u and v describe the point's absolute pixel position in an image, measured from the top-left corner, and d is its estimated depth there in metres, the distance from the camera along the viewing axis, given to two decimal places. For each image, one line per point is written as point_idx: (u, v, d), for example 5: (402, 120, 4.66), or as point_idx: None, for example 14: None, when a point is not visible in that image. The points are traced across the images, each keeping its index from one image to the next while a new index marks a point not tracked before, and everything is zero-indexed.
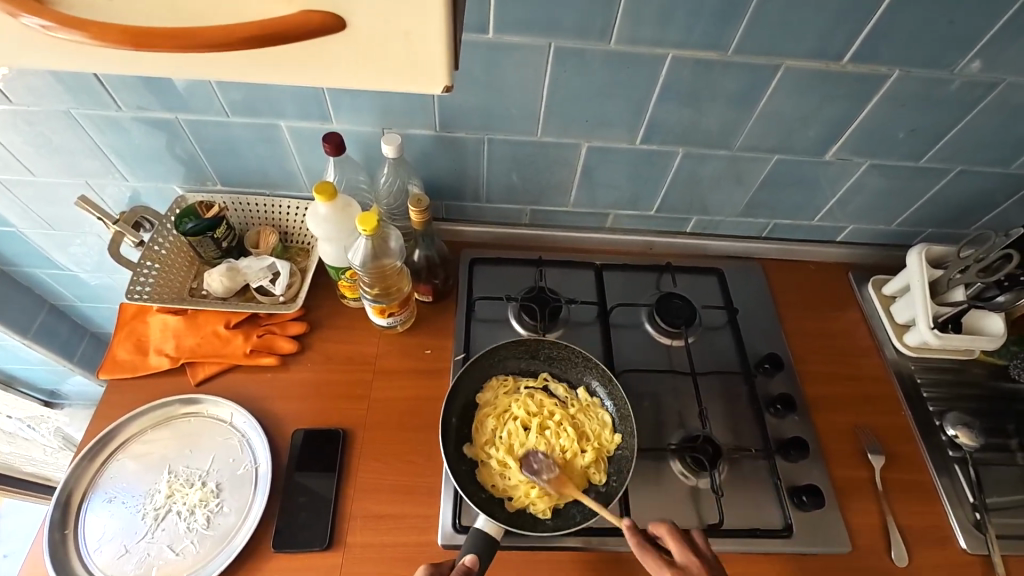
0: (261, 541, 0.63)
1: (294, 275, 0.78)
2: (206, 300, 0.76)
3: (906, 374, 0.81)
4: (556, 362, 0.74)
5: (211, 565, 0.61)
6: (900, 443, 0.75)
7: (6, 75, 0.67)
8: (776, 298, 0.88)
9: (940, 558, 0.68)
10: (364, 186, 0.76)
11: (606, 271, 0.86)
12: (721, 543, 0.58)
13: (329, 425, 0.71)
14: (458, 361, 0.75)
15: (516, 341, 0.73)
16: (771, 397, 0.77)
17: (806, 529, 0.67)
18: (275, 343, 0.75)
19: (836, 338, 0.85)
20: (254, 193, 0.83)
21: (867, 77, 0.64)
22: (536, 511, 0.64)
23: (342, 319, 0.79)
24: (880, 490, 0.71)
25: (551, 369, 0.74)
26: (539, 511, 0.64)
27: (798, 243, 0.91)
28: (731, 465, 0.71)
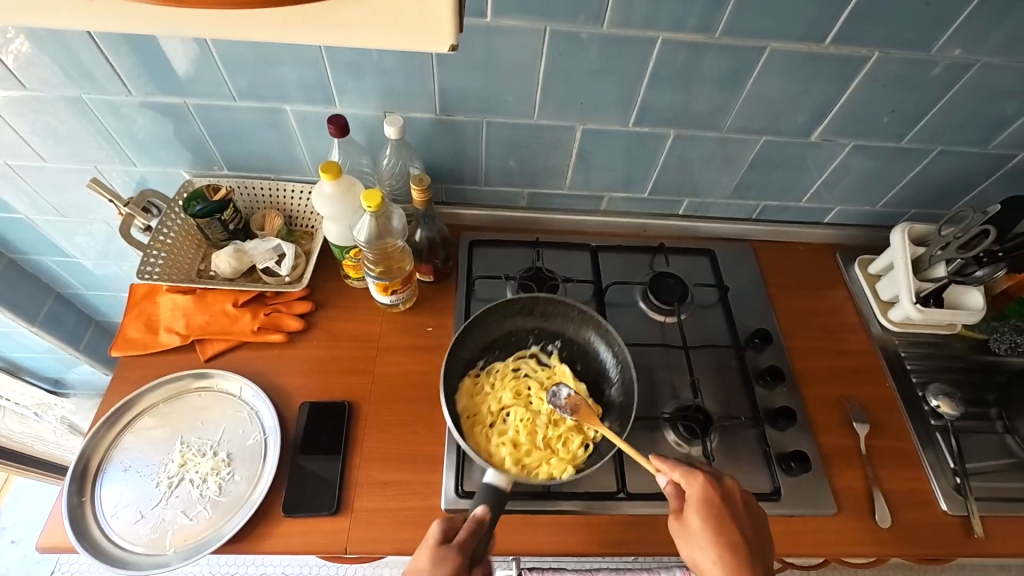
0: (271, 506, 0.65)
1: (299, 257, 0.81)
2: (214, 281, 0.78)
3: (890, 349, 0.84)
4: (549, 318, 0.76)
5: (224, 529, 0.64)
6: (884, 412, 0.79)
7: (19, 61, 0.69)
8: (766, 277, 0.91)
9: (921, 519, 0.71)
10: (367, 169, 0.79)
11: (602, 253, 0.89)
12: (741, 520, 0.59)
13: (335, 398, 0.73)
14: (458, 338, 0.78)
15: (512, 301, 0.75)
16: (761, 369, 0.80)
17: (794, 492, 0.70)
18: (282, 321, 0.78)
19: (818, 310, 0.88)
20: (260, 178, 0.85)
21: (849, 59, 0.67)
22: (555, 473, 0.66)
23: (346, 299, 0.81)
24: (864, 456, 0.74)
25: (545, 326, 0.77)
26: (558, 472, 0.66)
27: (787, 225, 0.94)
28: (722, 434, 0.74)
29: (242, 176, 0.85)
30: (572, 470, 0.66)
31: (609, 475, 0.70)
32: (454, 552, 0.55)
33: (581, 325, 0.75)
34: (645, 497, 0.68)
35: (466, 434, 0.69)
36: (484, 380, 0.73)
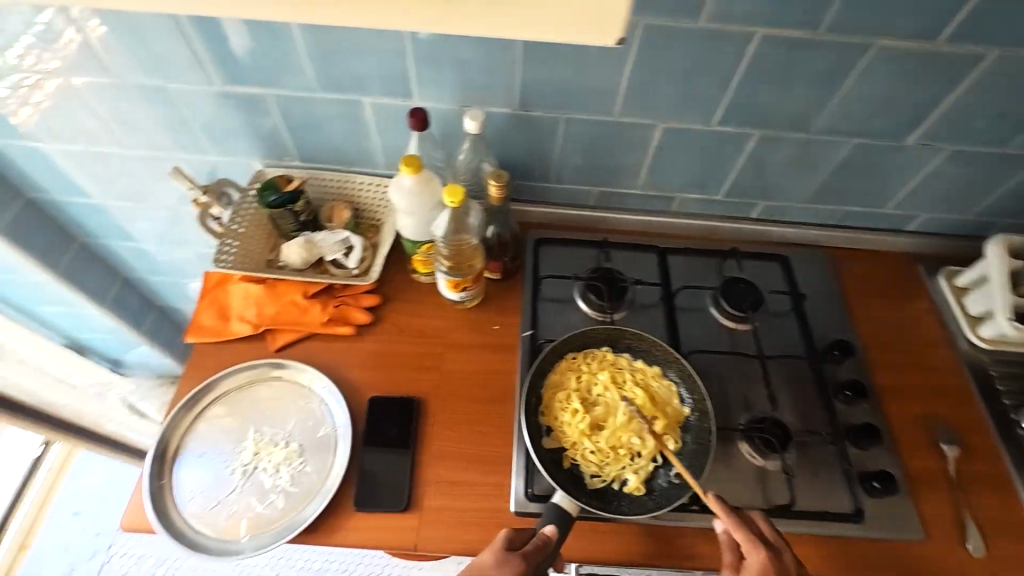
0: (341, 499, 0.65)
1: (367, 250, 0.81)
2: (285, 271, 0.79)
3: (980, 367, 0.80)
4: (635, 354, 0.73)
5: (296, 520, 0.64)
6: (975, 435, 0.74)
7: (113, 48, 0.71)
8: (843, 285, 0.87)
9: (1017, 550, 0.67)
10: (440, 163, 0.78)
11: (670, 255, 0.86)
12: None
13: (403, 393, 0.73)
14: (525, 338, 0.77)
15: (597, 330, 0.72)
16: (840, 383, 0.76)
17: (876, 514, 0.67)
18: (350, 314, 0.78)
19: (907, 333, 0.83)
20: (330, 170, 0.85)
21: (961, 57, 0.63)
22: (627, 486, 0.64)
23: (412, 294, 0.81)
24: (954, 481, 0.70)
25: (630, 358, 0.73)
26: (631, 487, 0.64)
27: (867, 232, 0.89)
28: (800, 449, 0.71)
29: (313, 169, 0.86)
30: (643, 490, 0.64)
31: None
32: (516, 560, 0.54)
33: (664, 362, 0.71)
34: None
35: (546, 424, 0.67)
36: (573, 373, 0.70)
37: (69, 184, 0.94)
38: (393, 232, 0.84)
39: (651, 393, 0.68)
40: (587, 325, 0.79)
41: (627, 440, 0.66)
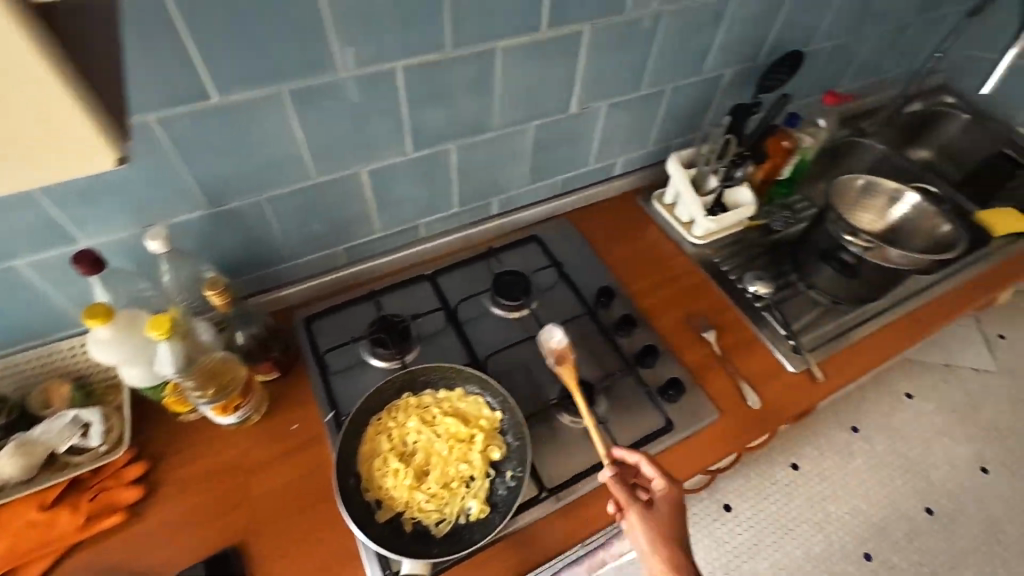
0: None
1: (111, 417, 0.69)
2: (5, 492, 0.63)
3: (707, 260, 0.96)
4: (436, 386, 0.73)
5: None
6: (723, 313, 0.90)
7: None
8: (590, 240, 0.98)
9: (780, 386, 0.82)
10: (151, 293, 0.69)
11: (439, 277, 0.89)
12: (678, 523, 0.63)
13: (212, 551, 0.63)
14: (328, 422, 0.73)
15: (389, 382, 0.71)
16: (616, 322, 0.86)
17: (740, 385, 0.81)
18: (114, 498, 0.65)
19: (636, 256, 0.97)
20: (21, 349, 0.71)
21: (568, 37, 0.75)
22: (472, 513, 0.64)
23: (186, 437, 0.71)
24: (722, 357, 0.84)
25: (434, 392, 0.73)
26: (476, 511, 0.64)
27: (589, 188, 1.02)
28: (607, 394, 0.79)
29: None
30: (488, 508, 0.64)
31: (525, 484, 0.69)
32: None
33: (463, 380, 0.72)
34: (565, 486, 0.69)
35: (373, 499, 0.64)
36: (382, 434, 0.68)
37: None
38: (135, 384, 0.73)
39: (461, 415, 0.69)
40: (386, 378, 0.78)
41: (454, 472, 0.66)
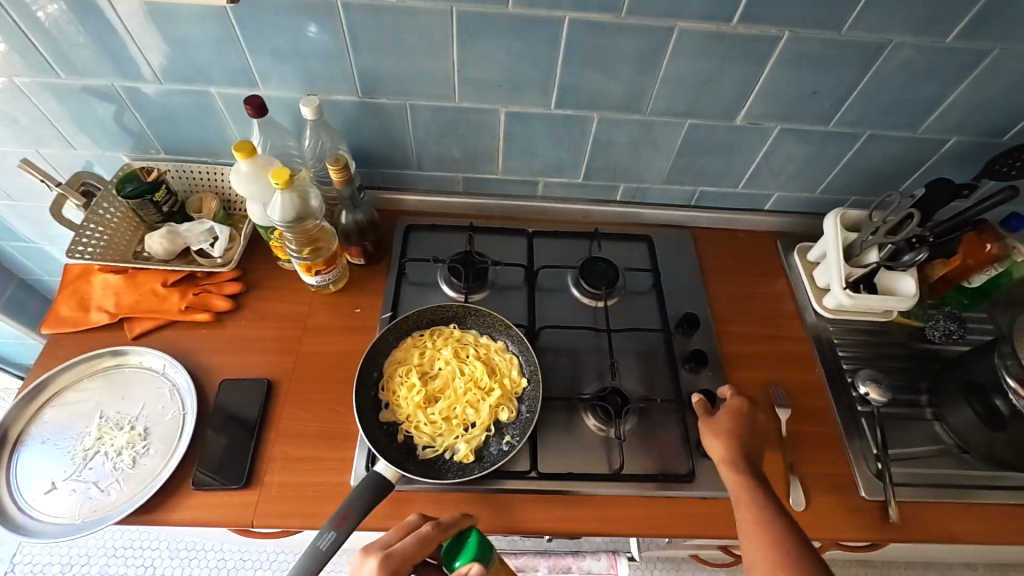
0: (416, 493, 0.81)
1: (459, 358, 0.88)
2: (437, 312, 0.91)
3: (863, 444, 0.92)
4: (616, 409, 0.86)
5: (417, 474, 0.78)
6: (845, 489, 0.88)
7: None
8: (815, 404, 0.96)
9: (836, 501, 0.87)
10: (502, 322, 0.90)
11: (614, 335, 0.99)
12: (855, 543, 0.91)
13: (516, 420, 0.84)
14: (590, 424, 0.90)
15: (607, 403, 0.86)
16: (788, 466, 0.89)
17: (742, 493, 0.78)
18: (437, 390, 0.86)
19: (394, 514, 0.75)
20: (565, 116, 0.95)
21: None
22: (457, 453, 0.81)
23: (476, 376, 0.86)
24: (838, 482, 0.88)
25: (507, 339, 0.90)
26: (466, 453, 0.81)
27: (862, 424, 0.94)
28: (720, 482, 0.87)
29: (518, 111, 0.94)
30: (471, 458, 0.80)
31: (631, 464, 0.87)
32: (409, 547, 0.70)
33: (503, 337, 0.89)
34: (639, 480, 0.85)
35: (389, 395, 0.85)
36: (428, 339, 0.89)
37: (195, 32, 0.84)
38: (477, 318, 0.91)
39: (492, 381, 0.85)
40: (592, 440, 0.89)
41: (455, 395, 0.85)
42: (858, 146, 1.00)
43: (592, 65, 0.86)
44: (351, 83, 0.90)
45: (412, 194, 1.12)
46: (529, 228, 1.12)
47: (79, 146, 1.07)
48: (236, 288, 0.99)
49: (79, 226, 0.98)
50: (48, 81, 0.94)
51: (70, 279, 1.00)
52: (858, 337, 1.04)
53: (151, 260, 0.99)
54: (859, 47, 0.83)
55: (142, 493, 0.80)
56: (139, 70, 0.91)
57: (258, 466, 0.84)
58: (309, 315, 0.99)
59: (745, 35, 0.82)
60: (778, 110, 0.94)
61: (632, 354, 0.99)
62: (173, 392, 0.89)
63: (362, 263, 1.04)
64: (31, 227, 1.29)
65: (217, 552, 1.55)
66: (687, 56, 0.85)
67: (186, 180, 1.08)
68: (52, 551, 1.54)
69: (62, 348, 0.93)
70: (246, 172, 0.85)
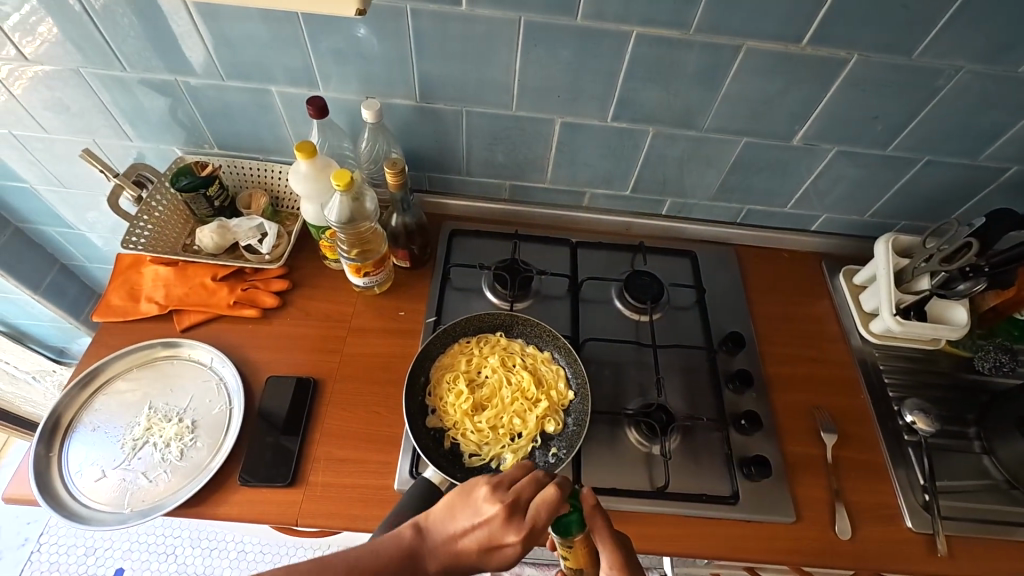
0: None
1: (506, 367, 0.88)
2: (485, 319, 0.91)
3: (908, 473, 0.90)
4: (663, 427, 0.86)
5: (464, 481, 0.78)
6: (890, 519, 0.87)
7: None
8: (860, 430, 0.95)
9: (880, 531, 0.85)
10: (550, 333, 0.89)
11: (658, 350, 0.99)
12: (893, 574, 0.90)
13: (562, 433, 0.84)
14: (633, 440, 0.89)
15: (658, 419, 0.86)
16: (834, 493, 0.87)
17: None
18: (483, 399, 0.86)
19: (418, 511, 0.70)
20: (619, 128, 0.95)
21: None
22: (503, 463, 0.81)
23: (523, 386, 0.86)
24: (883, 510, 0.87)
25: (553, 350, 0.90)
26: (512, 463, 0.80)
27: (909, 452, 0.92)
28: (764, 505, 0.86)
29: (573, 122, 0.94)
30: None
31: (674, 483, 0.86)
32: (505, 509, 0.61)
33: (550, 348, 0.89)
34: (683, 500, 0.84)
35: (436, 401, 0.85)
36: (474, 346, 0.89)
37: (261, 32, 0.85)
38: (524, 327, 0.91)
39: (539, 391, 0.85)
40: (635, 456, 0.89)
41: (502, 404, 0.85)
42: (914, 172, 0.99)
43: (653, 80, 0.86)
44: (409, 88, 0.91)
45: (457, 198, 1.12)
46: (572, 239, 1.12)
47: (134, 138, 1.09)
48: (283, 285, 1.00)
49: (133, 217, 0.99)
50: (111, 73, 0.95)
51: (120, 269, 1.01)
52: (904, 364, 1.03)
53: (201, 253, 1.00)
54: (926, 73, 0.82)
55: (190, 486, 0.80)
56: (202, 67, 0.92)
57: (303, 464, 0.84)
58: (354, 316, 0.99)
59: (813, 56, 0.81)
60: (836, 132, 0.93)
61: (675, 371, 0.98)
62: (220, 386, 0.90)
63: (407, 266, 1.05)
64: (78, 213, 1.31)
65: (237, 543, 1.56)
66: (751, 75, 0.84)
67: (237, 176, 1.09)
68: (78, 533, 1.55)
69: (112, 337, 0.94)
70: (305, 172, 0.86)
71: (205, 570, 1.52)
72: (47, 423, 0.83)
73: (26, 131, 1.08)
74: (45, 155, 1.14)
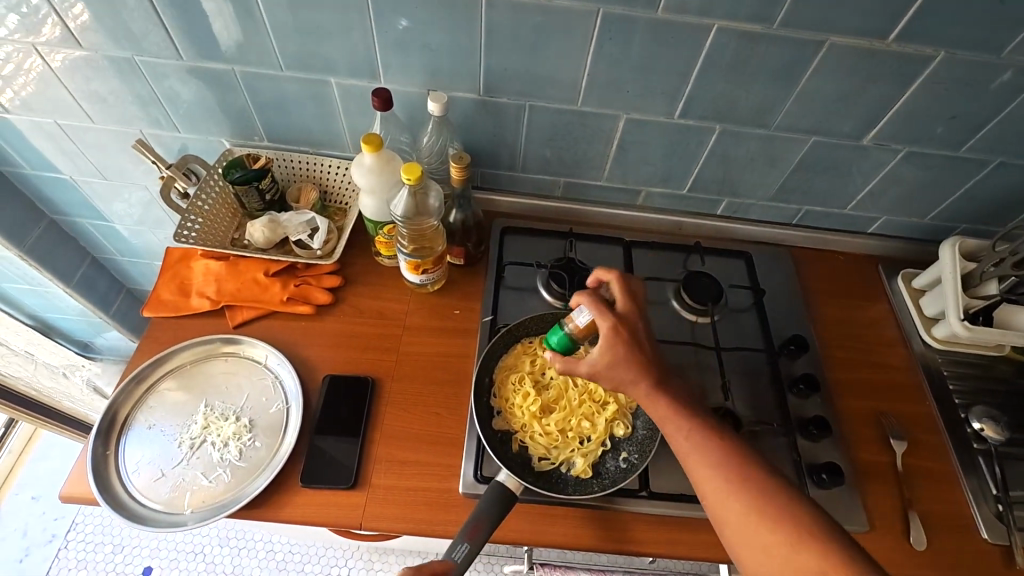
0: (528, 507, 0.78)
1: (571, 370, 0.85)
2: (547, 321, 0.89)
3: (979, 481, 0.88)
4: None
5: (534, 486, 0.76)
6: (964, 530, 0.84)
7: None
8: (927, 437, 0.92)
9: (956, 542, 0.83)
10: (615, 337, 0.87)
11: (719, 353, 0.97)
12: None
13: (631, 438, 0.81)
14: None
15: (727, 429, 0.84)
16: (905, 502, 0.85)
17: (718, 467, 0.68)
18: (549, 402, 0.83)
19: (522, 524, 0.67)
20: (685, 124, 0.92)
21: None
22: (573, 466, 0.79)
23: (590, 389, 0.84)
24: (956, 520, 0.85)
25: None
26: (582, 468, 0.78)
27: (979, 461, 0.90)
28: (836, 512, 0.83)
29: (639, 118, 0.92)
30: (588, 473, 0.78)
31: None
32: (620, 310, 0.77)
33: None
34: None
35: (501, 402, 0.83)
36: (537, 346, 0.87)
37: (326, 21, 0.83)
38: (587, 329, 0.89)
39: (607, 394, 0.83)
40: None
41: (568, 407, 0.83)
42: (983, 174, 0.97)
43: (728, 73, 0.84)
44: (473, 81, 0.89)
45: (508, 195, 1.10)
46: (625, 238, 1.10)
47: (179, 129, 1.06)
48: (336, 281, 0.98)
49: (182, 209, 0.97)
50: (163, 62, 0.92)
51: (170, 263, 0.99)
52: (968, 371, 1.01)
53: (252, 248, 0.98)
54: (1012, 72, 0.80)
55: (250, 487, 0.78)
56: (259, 56, 0.89)
57: (364, 466, 0.82)
58: (408, 314, 0.97)
59: (897, 53, 0.79)
60: (909, 132, 0.90)
61: (737, 374, 0.96)
62: (277, 384, 0.88)
63: (460, 264, 1.03)
64: (114, 205, 1.28)
65: (266, 543, 1.53)
66: (830, 71, 0.82)
67: (286, 169, 1.07)
68: (105, 529, 1.53)
69: (163, 332, 0.92)
70: (370, 165, 0.84)
71: (233, 569, 1.49)
72: (103, 420, 0.81)
73: (68, 119, 1.06)
74: (86, 145, 1.12)
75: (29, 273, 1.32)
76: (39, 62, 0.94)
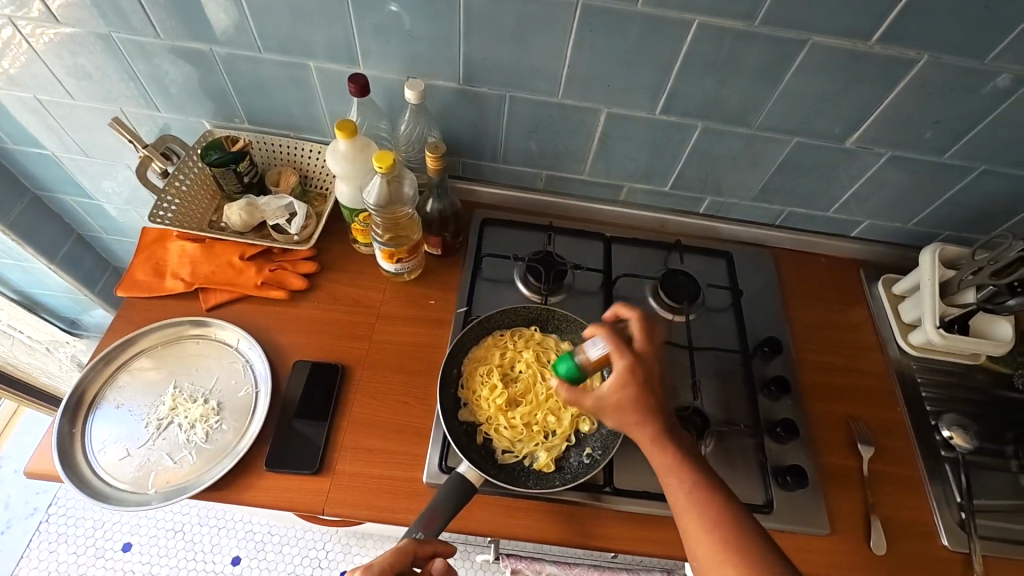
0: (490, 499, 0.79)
1: (540, 363, 0.86)
2: (519, 314, 0.89)
3: (945, 489, 0.88)
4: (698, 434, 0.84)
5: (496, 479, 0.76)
6: (926, 536, 0.85)
7: None
8: (896, 443, 0.93)
9: (916, 547, 0.84)
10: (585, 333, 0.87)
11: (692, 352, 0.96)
12: None
13: (596, 434, 0.81)
14: None
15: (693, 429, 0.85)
16: (869, 506, 0.86)
17: (723, 548, 0.65)
18: (516, 395, 0.84)
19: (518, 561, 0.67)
20: (667, 121, 0.91)
21: None
22: (536, 460, 0.79)
23: (558, 384, 0.84)
24: (917, 526, 0.85)
25: None
26: (545, 462, 0.79)
27: (946, 468, 0.90)
28: (800, 515, 0.84)
29: (620, 113, 0.91)
30: (551, 468, 0.78)
31: None
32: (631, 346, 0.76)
33: None
34: None
35: (468, 394, 0.83)
36: (507, 339, 0.88)
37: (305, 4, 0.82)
38: (558, 324, 0.89)
39: None
40: None
41: (535, 400, 0.83)
42: (967, 181, 0.96)
43: (710, 70, 0.82)
44: (453, 69, 0.88)
45: (490, 186, 1.09)
46: (606, 233, 1.09)
47: (161, 108, 1.05)
48: (311, 267, 0.97)
49: (160, 189, 0.97)
50: (142, 40, 0.91)
51: (146, 244, 0.99)
52: (943, 378, 1.00)
53: (229, 231, 0.97)
54: (998, 77, 0.79)
55: (214, 470, 0.79)
56: (238, 37, 0.88)
57: (330, 452, 0.82)
58: (383, 302, 0.97)
59: (880, 55, 0.78)
60: (892, 135, 0.89)
61: (710, 374, 0.96)
62: (246, 368, 0.88)
63: (439, 254, 1.02)
64: (97, 182, 1.28)
65: (245, 524, 1.55)
66: (812, 72, 0.81)
67: (267, 153, 1.06)
68: (87, 505, 1.54)
69: (137, 312, 0.92)
70: (344, 151, 0.84)
71: (212, 548, 1.51)
72: (71, 400, 0.81)
73: (49, 95, 1.05)
74: (67, 121, 1.11)
75: (12, 249, 1.32)
76: (19, 37, 0.94)
